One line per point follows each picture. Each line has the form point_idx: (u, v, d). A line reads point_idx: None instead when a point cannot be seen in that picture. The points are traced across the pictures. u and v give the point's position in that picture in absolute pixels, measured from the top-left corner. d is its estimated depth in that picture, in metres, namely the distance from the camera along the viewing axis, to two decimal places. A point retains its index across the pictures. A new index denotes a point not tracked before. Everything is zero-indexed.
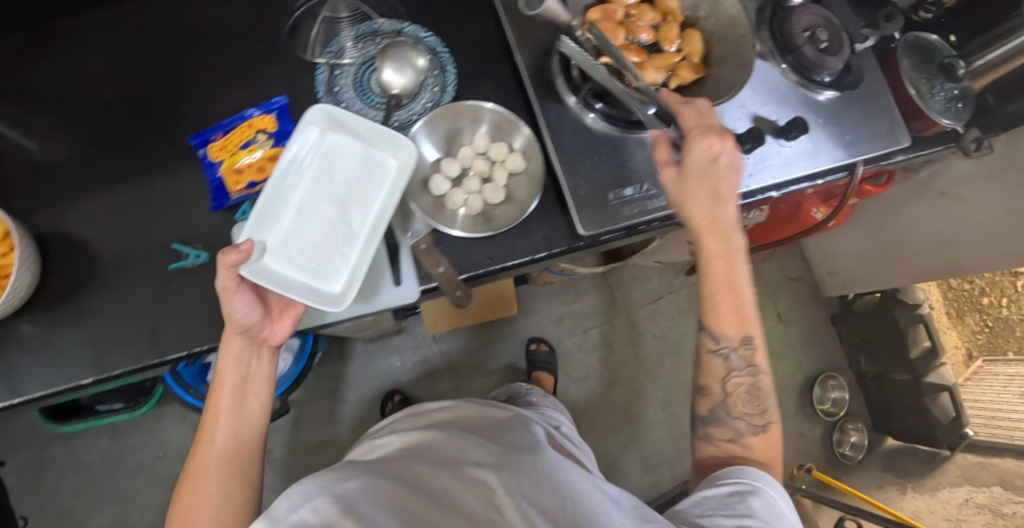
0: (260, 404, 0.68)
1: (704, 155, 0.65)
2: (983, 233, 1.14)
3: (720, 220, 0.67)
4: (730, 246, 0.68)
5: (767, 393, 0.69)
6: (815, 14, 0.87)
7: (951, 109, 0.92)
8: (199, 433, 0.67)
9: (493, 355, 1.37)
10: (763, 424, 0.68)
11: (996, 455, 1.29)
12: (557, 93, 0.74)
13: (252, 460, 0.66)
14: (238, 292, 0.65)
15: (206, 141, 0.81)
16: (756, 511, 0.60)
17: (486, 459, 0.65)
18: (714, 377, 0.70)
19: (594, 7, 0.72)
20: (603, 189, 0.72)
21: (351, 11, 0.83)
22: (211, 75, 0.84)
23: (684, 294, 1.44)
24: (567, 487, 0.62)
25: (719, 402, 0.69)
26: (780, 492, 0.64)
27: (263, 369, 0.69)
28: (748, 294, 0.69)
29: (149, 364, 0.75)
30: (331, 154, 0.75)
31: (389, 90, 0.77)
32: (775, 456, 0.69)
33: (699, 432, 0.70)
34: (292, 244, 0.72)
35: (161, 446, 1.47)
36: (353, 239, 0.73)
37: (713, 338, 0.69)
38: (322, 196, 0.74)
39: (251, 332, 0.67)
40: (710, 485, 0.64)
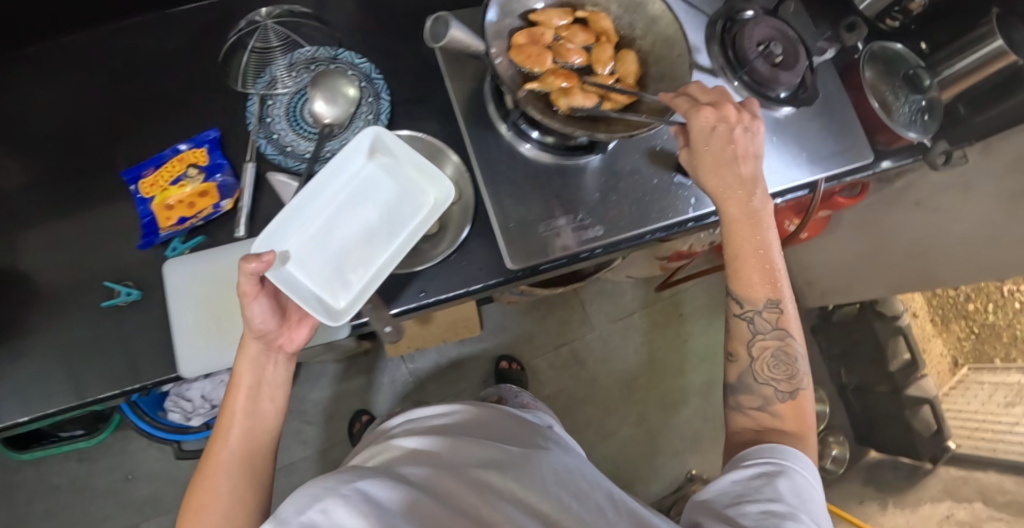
0: (273, 408, 0.66)
1: (705, 125, 0.65)
2: (959, 244, 1.10)
3: (728, 188, 0.67)
4: (753, 211, 0.68)
5: (796, 360, 0.68)
6: (770, 27, 0.82)
7: (918, 122, 0.88)
8: (213, 433, 0.64)
9: (460, 375, 1.34)
10: (791, 389, 0.67)
11: (979, 468, 1.24)
12: (489, 121, 0.73)
13: (264, 463, 0.64)
14: (258, 298, 0.62)
15: (137, 176, 0.78)
16: (785, 492, 0.58)
17: (498, 456, 0.62)
18: (740, 342, 0.69)
19: (519, 31, 0.66)
20: (534, 220, 0.71)
21: (282, 40, 0.80)
22: (146, 103, 0.81)
23: (658, 309, 1.42)
24: (573, 478, 0.62)
25: (745, 368, 0.69)
26: (811, 469, 0.62)
27: (279, 375, 0.67)
28: (774, 264, 0.69)
29: (85, 402, 0.74)
30: (372, 176, 0.72)
31: (321, 120, 0.75)
32: (808, 422, 0.67)
33: (729, 402, 0.70)
34: (308, 255, 0.69)
35: (129, 469, 1.42)
36: (367, 265, 0.69)
37: (737, 304, 0.69)
38: (351, 216, 0.71)
39: (267, 337, 0.65)
40: (736, 470, 0.62)
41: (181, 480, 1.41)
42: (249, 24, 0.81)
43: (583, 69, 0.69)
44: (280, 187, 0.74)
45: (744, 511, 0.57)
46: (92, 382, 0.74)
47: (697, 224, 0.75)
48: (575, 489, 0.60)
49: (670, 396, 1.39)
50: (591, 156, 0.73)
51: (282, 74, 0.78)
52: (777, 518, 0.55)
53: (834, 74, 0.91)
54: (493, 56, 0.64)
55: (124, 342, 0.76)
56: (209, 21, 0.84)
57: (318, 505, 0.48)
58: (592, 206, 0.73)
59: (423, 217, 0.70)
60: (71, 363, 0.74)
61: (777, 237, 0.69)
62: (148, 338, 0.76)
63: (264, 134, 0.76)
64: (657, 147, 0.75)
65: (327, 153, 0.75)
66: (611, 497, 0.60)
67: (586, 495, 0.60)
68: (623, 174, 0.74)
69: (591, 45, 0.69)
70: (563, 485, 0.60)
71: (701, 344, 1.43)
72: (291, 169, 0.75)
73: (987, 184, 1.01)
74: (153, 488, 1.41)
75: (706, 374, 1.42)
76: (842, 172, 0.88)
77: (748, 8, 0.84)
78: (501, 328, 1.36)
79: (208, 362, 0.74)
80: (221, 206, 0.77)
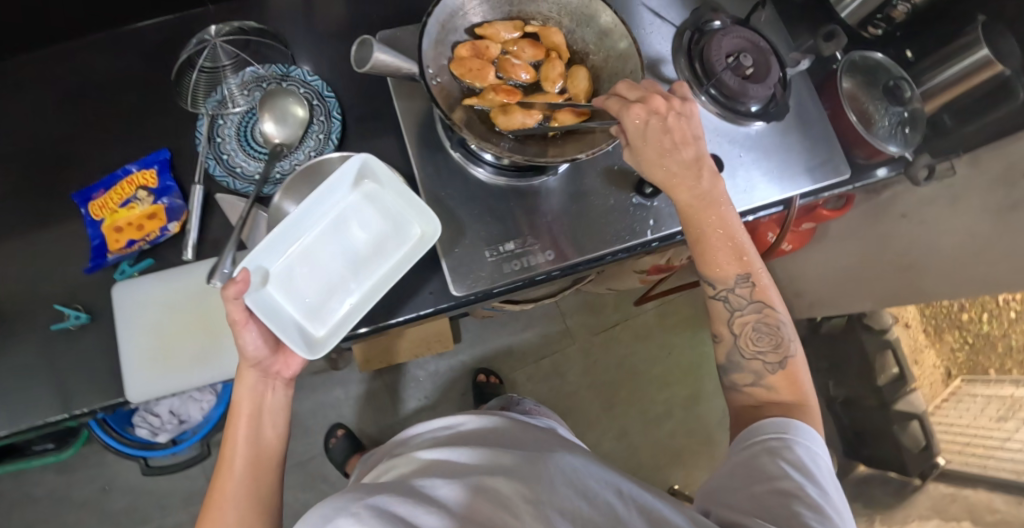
0: (276, 434, 0.66)
1: (638, 122, 0.62)
2: (943, 259, 1.06)
3: (677, 174, 0.65)
4: (704, 192, 0.66)
5: (779, 327, 0.67)
6: (740, 37, 0.80)
7: (898, 135, 0.84)
8: (216, 465, 0.63)
9: (440, 384, 1.38)
10: (779, 359, 0.66)
11: (969, 486, 1.20)
12: (439, 145, 0.74)
13: (271, 487, 0.64)
14: (248, 325, 0.61)
15: (86, 198, 0.76)
16: (790, 468, 0.56)
17: (511, 456, 0.57)
18: (720, 322, 0.69)
19: (464, 43, 0.68)
20: (482, 245, 0.72)
21: (232, 58, 0.79)
22: (99, 117, 0.79)
23: (638, 321, 1.48)
24: (587, 479, 0.53)
25: (730, 348, 0.68)
26: (817, 440, 0.60)
27: (279, 400, 0.66)
28: (738, 239, 0.67)
29: (32, 427, 0.71)
30: (359, 204, 0.70)
31: (270, 140, 0.74)
32: (804, 385, 0.66)
33: (724, 382, 0.70)
34: (289, 283, 0.67)
35: (108, 479, 1.33)
36: (351, 296, 0.68)
37: (710, 286, 0.68)
38: (336, 244, 0.69)
39: (263, 365, 0.65)
40: (741, 451, 0.61)
41: (161, 492, 1.33)
42: (198, 42, 0.78)
43: (532, 85, 0.71)
44: (229, 208, 0.73)
45: (747, 493, 0.55)
46: (38, 410, 0.71)
47: (660, 244, 0.77)
48: (584, 490, 0.51)
49: (651, 409, 1.45)
50: (545, 177, 0.74)
51: (234, 92, 0.77)
52: (781, 496, 0.53)
53: (810, 87, 0.87)
54: (431, 76, 0.66)
55: (72, 368, 0.73)
56: (168, 36, 0.82)
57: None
58: (545, 230, 0.74)
59: (409, 248, 0.68)
60: (16, 389, 0.71)
61: (734, 212, 0.68)
62: (99, 361, 0.74)
63: (213, 155, 0.74)
64: (614, 166, 0.76)
65: (277, 173, 0.74)
66: (615, 489, 0.52)
67: (595, 494, 0.50)
68: (588, 196, 0.75)
69: (541, 60, 0.70)
70: (581, 491, 0.51)
71: (683, 357, 1.49)
72: (240, 190, 0.74)
73: (976, 197, 0.97)
74: (130, 501, 1.32)
75: (689, 389, 1.47)
76: (820, 187, 0.85)
77: (716, 17, 0.82)
78: (478, 340, 1.41)
79: (158, 389, 0.72)
80: (168, 229, 0.75)
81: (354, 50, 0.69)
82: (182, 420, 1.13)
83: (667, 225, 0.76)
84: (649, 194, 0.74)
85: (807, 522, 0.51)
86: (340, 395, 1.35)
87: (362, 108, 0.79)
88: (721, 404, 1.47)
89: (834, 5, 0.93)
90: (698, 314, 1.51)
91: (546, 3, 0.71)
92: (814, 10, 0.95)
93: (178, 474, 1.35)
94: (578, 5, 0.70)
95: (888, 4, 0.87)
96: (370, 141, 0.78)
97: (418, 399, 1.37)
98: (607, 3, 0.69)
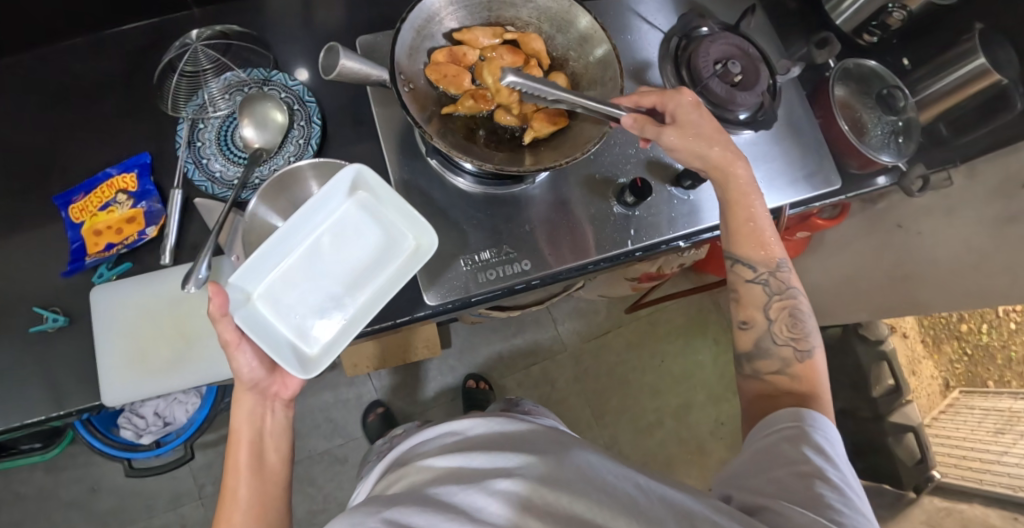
0: (279, 457, 0.62)
1: (689, 103, 0.67)
2: (938, 271, 1.04)
3: (727, 156, 0.67)
4: (747, 177, 0.67)
5: (807, 318, 0.66)
6: (727, 44, 0.79)
7: (892, 145, 0.82)
8: (219, 500, 0.59)
9: (429, 388, 1.38)
10: (807, 348, 0.65)
11: (965, 500, 1.18)
12: (419, 154, 0.74)
13: (280, 512, 0.60)
14: (241, 345, 0.59)
15: (67, 201, 0.75)
16: (812, 454, 0.54)
17: (525, 452, 0.53)
18: (755, 306, 0.67)
19: (439, 50, 0.68)
20: (456, 254, 0.71)
21: (213, 62, 0.79)
22: (81, 119, 0.78)
23: (632, 328, 1.47)
24: (605, 473, 0.49)
25: (762, 333, 0.66)
26: (836, 431, 0.58)
27: (279, 422, 0.63)
28: (770, 229, 0.68)
29: (6, 428, 0.70)
30: (352, 215, 0.68)
31: (250, 145, 0.74)
32: (824, 379, 0.64)
33: (745, 369, 0.67)
34: (281, 296, 0.66)
35: (96, 480, 1.32)
36: (345, 311, 0.67)
37: (749, 267, 0.67)
38: (328, 257, 0.68)
39: (261, 386, 0.62)
40: (759, 440, 0.59)
41: (147, 493, 1.33)
42: (179, 45, 0.77)
43: None
44: (207, 212, 0.72)
45: (767, 478, 0.53)
46: (11, 414, 0.70)
47: (643, 253, 0.75)
48: (602, 486, 0.47)
49: (644, 418, 1.44)
50: (524, 185, 0.73)
51: (214, 96, 0.77)
52: (803, 479, 0.51)
53: (802, 96, 0.86)
54: (400, 83, 0.64)
55: (46, 371, 0.72)
56: (153, 37, 0.81)
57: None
58: (523, 238, 0.72)
59: (406, 263, 0.67)
60: None
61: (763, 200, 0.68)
62: (74, 364, 0.73)
63: (192, 159, 0.74)
64: (596, 174, 0.75)
65: (256, 178, 0.73)
66: (633, 482, 0.49)
67: (613, 487, 0.47)
68: (569, 205, 0.74)
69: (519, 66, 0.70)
70: (596, 484, 0.47)
71: (676, 365, 1.47)
72: (218, 195, 0.73)
73: (972, 208, 0.95)
74: (117, 501, 1.32)
75: (680, 397, 1.46)
76: (809, 198, 0.83)
77: (704, 24, 0.81)
78: (469, 347, 1.41)
79: (134, 394, 0.71)
80: (146, 233, 0.75)
81: (322, 57, 0.68)
82: (167, 421, 1.15)
83: (650, 235, 0.75)
84: (630, 204, 0.73)
85: (830, 502, 0.48)
86: (329, 399, 1.34)
87: (346, 113, 0.78)
88: (713, 413, 1.46)
89: (829, 11, 0.91)
90: (691, 321, 1.50)
91: (526, 9, 0.71)
92: (810, 15, 0.93)
93: (165, 475, 1.34)
94: (557, 10, 0.69)
95: (884, 10, 0.86)
96: (352, 146, 0.77)
97: (407, 404, 1.36)
98: (587, 8, 0.68)
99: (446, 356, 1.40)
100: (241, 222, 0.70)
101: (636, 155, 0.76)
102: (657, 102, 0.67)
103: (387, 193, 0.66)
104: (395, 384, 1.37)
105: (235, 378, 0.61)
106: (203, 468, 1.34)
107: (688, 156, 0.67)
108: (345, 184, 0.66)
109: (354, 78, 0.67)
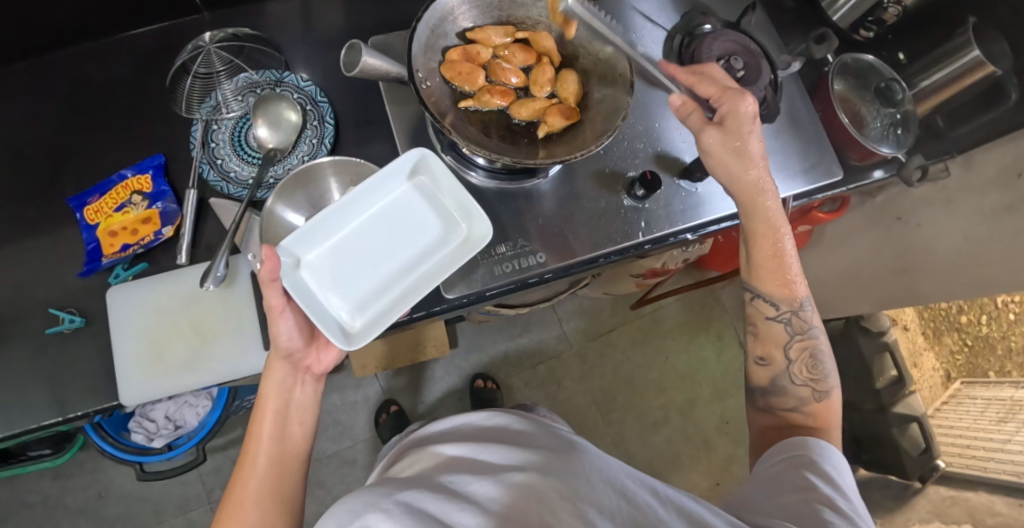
0: (302, 433, 0.65)
1: (747, 113, 0.67)
2: (940, 262, 1.05)
3: (761, 184, 0.69)
4: (773, 211, 0.69)
5: (825, 359, 0.69)
6: (730, 41, 0.81)
7: (890, 137, 0.84)
8: (238, 460, 0.62)
9: (437, 389, 1.39)
10: (826, 389, 0.68)
11: (970, 488, 1.19)
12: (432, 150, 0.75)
13: (292, 483, 0.62)
14: (284, 312, 0.62)
15: (82, 203, 0.76)
16: (818, 481, 0.56)
17: (521, 455, 0.62)
18: (774, 344, 0.70)
19: (455, 48, 0.70)
20: None
21: (226, 64, 0.81)
22: (95, 123, 0.79)
23: (637, 325, 1.49)
24: (625, 479, 0.57)
25: (780, 372, 0.69)
26: (841, 459, 0.60)
27: (306, 397, 0.66)
28: (795, 266, 0.70)
29: (25, 430, 0.70)
30: (408, 198, 0.70)
31: (264, 145, 0.76)
32: (837, 422, 0.67)
33: (759, 403, 0.71)
34: (329, 267, 0.68)
35: (104, 486, 1.32)
36: (389, 290, 0.69)
37: (770, 305, 0.70)
38: (381, 236, 0.70)
39: (294, 357, 0.65)
40: (769, 467, 0.62)
41: (155, 498, 1.33)
42: (194, 47, 0.80)
43: (522, 89, 0.72)
44: (223, 211, 0.74)
45: (777, 501, 0.55)
46: (30, 414, 0.71)
47: (653, 246, 0.77)
48: (622, 489, 0.56)
49: (650, 414, 1.45)
50: (536, 180, 0.74)
51: (228, 98, 0.78)
52: (809, 503, 0.53)
53: (802, 90, 0.88)
54: (419, 81, 0.67)
55: (65, 370, 0.72)
56: (164, 41, 0.82)
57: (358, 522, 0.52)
58: (537, 233, 0.74)
59: (453, 252, 0.69)
60: (5, 394, 0.71)
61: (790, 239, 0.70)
62: (92, 365, 0.74)
63: (207, 160, 0.75)
64: (605, 169, 0.76)
65: (271, 178, 0.75)
66: (650, 489, 0.57)
67: (631, 494, 0.55)
68: (577, 198, 0.75)
69: (531, 64, 0.72)
70: (617, 489, 0.56)
71: (681, 361, 1.49)
72: (234, 195, 0.75)
73: (970, 199, 0.96)
74: (125, 507, 1.31)
75: (686, 394, 1.47)
76: (811, 189, 0.85)
77: (706, 21, 0.83)
78: (475, 347, 1.42)
79: (153, 392, 0.73)
80: (162, 233, 0.76)
81: (343, 54, 0.70)
82: (178, 425, 1.17)
83: (660, 227, 0.76)
84: (641, 196, 0.74)
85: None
86: (337, 401, 1.35)
87: (356, 115, 0.80)
88: (719, 409, 1.47)
89: (826, 8, 0.93)
90: (695, 318, 1.52)
91: (537, 8, 0.72)
92: (807, 13, 0.95)
93: (173, 480, 1.34)
94: None
95: (880, 6, 0.88)
96: (363, 147, 0.79)
97: (415, 403, 1.37)
98: (593, 6, 0.70)
99: (453, 357, 1.41)
100: (258, 221, 0.72)
101: (645, 149, 0.78)
102: (716, 97, 0.69)
103: (446, 179, 0.68)
104: (403, 384, 1.38)
105: (271, 344, 0.64)
106: (211, 472, 1.34)
107: (722, 165, 0.69)
108: (407, 166, 0.69)
109: (375, 74, 0.69)
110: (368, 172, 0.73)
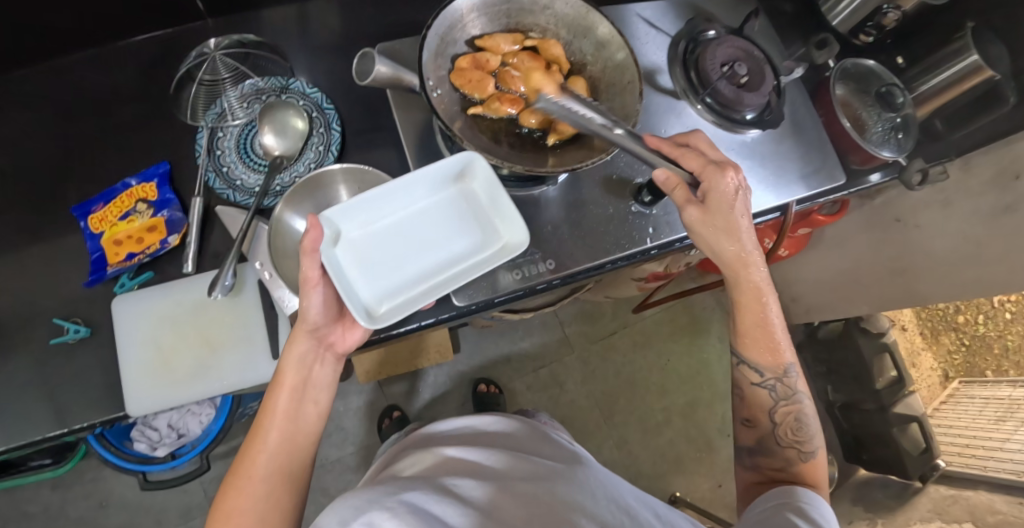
0: (317, 411, 0.65)
1: (725, 193, 0.67)
2: (939, 262, 1.06)
3: (750, 255, 0.69)
4: (762, 278, 0.70)
5: (811, 420, 0.70)
6: (733, 46, 0.82)
7: (892, 141, 0.85)
8: (250, 433, 0.62)
9: (440, 394, 1.39)
10: (810, 450, 0.69)
11: (970, 487, 1.19)
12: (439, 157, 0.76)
13: (301, 465, 0.63)
14: (317, 286, 0.62)
15: (86, 212, 0.76)
16: (802, 522, 0.57)
17: (523, 469, 0.63)
18: (760, 408, 0.71)
19: (465, 55, 0.71)
20: None
21: (231, 71, 0.80)
22: (98, 132, 0.79)
23: (638, 328, 1.49)
24: (629, 500, 0.60)
25: (766, 434, 0.70)
26: (829, 508, 0.60)
27: (325, 375, 0.66)
28: (782, 331, 0.71)
29: (28, 442, 0.70)
30: (452, 199, 0.72)
31: (271, 152, 0.76)
32: (822, 478, 0.69)
33: (745, 461, 0.72)
34: (364, 250, 0.70)
35: (104, 496, 1.31)
36: (415, 285, 0.70)
37: (755, 372, 0.71)
38: (417, 234, 0.71)
39: (319, 332, 0.65)
40: (758, 511, 0.61)
41: (157, 507, 1.32)
42: (197, 55, 0.79)
43: None
44: (229, 220, 0.74)
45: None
46: (36, 424, 0.70)
47: (660, 251, 0.78)
48: (625, 507, 0.59)
49: (652, 417, 1.45)
50: (545, 187, 0.75)
51: (233, 105, 0.79)
52: None
53: (804, 94, 0.89)
54: (430, 88, 0.68)
55: (71, 380, 0.72)
56: (166, 48, 0.82)
57: (363, 518, 0.52)
58: (547, 240, 0.74)
59: (484, 259, 0.70)
60: (11, 405, 0.70)
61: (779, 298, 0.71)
62: (96, 376, 0.73)
63: (213, 168, 0.76)
64: (613, 175, 0.77)
65: (277, 186, 0.76)
66: (654, 511, 0.60)
67: (635, 513, 0.58)
68: (585, 205, 0.76)
69: (540, 72, 0.73)
70: (621, 506, 0.59)
71: (682, 364, 1.49)
72: (240, 203, 0.75)
73: (969, 201, 0.97)
74: (126, 516, 1.30)
75: (687, 396, 1.48)
76: (814, 194, 0.86)
77: (709, 28, 0.84)
78: (477, 351, 1.42)
79: (158, 401, 0.73)
80: (168, 242, 0.75)
81: (357, 62, 0.72)
82: (182, 433, 1.17)
83: (666, 233, 0.77)
84: (647, 203, 0.75)
85: None
86: (340, 407, 1.35)
87: (361, 123, 0.81)
88: (721, 410, 1.48)
89: (825, 13, 0.94)
90: (695, 321, 1.52)
91: (545, 16, 0.74)
92: (807, 18, 0.96)
93: (175, 489, 1.33)
94: (574, 16, 0.73)
95: (879, 11, 0.89)
96: (368, 154, 0.80)
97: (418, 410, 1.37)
98: (604, 14, 0.72)
99: (455, 362, 1.41)
100: (266, 228, 0.72)
101: None
102: (698, 172, 0.68)
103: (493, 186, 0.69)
104: (407, 389, 1.38)
105: (298, 318, 0.64)
106: (213, 480, 1.33)
107: (714, 241, 0.68)
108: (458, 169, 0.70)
109: (387, 83, 0.70)
110: (375, 179, 0.74)
